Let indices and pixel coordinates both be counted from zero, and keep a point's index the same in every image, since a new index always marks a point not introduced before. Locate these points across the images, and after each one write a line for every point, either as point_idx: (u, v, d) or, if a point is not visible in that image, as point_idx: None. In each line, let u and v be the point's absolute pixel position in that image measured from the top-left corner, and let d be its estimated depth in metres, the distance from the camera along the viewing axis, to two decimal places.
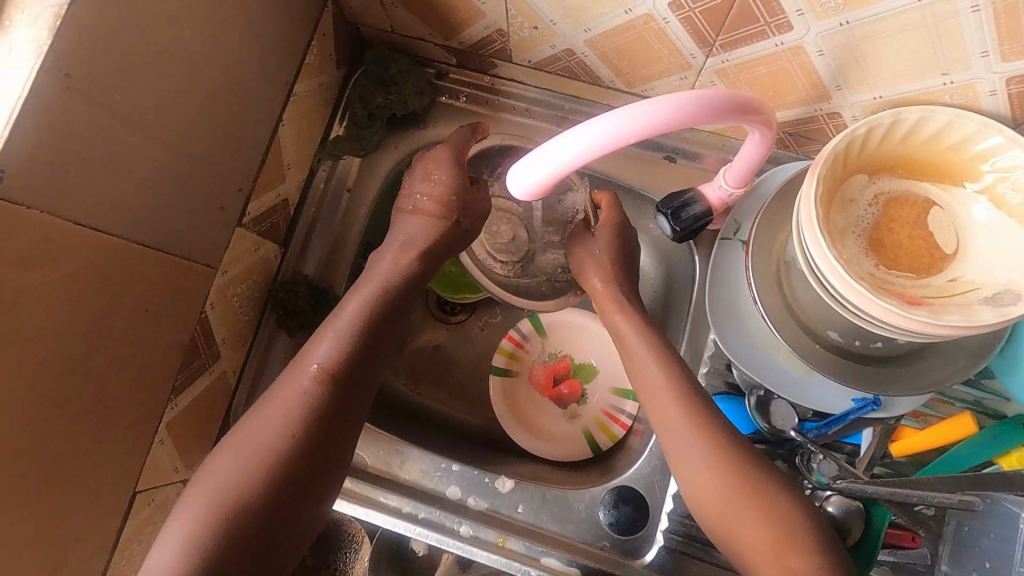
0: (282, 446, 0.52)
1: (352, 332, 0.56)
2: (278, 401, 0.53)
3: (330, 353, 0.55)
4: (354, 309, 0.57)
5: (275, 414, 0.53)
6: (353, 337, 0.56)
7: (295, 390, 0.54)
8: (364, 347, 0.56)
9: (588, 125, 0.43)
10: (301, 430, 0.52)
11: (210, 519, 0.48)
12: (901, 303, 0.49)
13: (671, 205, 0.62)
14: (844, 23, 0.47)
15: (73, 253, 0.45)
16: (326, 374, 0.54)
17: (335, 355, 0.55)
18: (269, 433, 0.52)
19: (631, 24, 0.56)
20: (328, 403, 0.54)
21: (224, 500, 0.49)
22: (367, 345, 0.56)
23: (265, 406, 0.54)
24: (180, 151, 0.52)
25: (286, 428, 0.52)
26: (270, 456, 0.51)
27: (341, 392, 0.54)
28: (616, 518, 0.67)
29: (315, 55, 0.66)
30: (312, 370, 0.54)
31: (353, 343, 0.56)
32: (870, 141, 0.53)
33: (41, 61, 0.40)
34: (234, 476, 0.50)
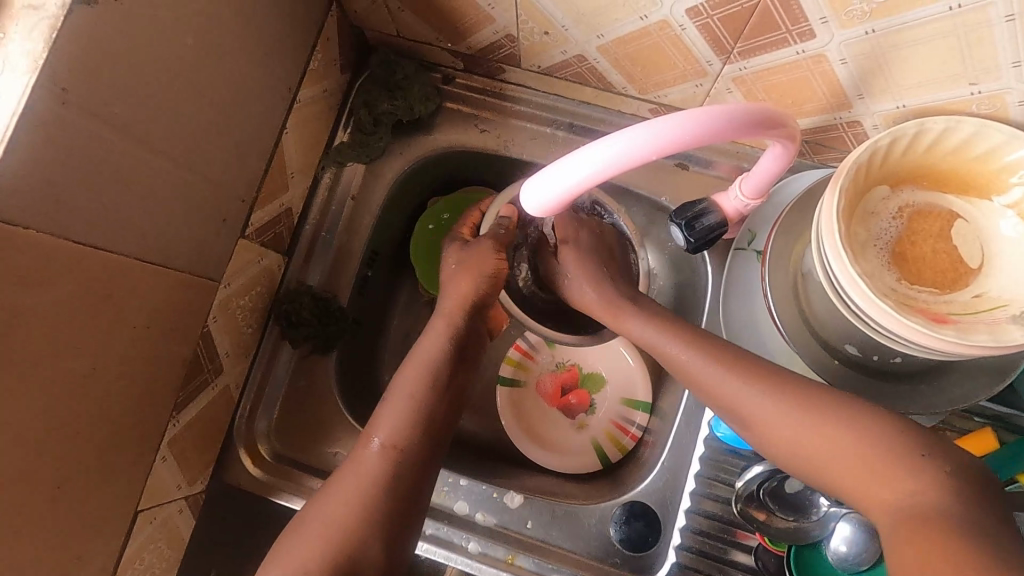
0: (352, 514, 0.52)
1: (411, 408, 0.59)
2: (349, 475, 0.55)
3: (394, 428, 0.57)
4: (415, 390, 0.60)
5: (349, 483, 0.54)
6: (420, 414, 0.58)
7: (382, 446, 0.56)
8: (427, 418, 0.59)
9: (607, 142, 0.41)
10: (369, 497, 0.53)
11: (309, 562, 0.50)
12: (927, 321, 0.47)
13: (684, 215, 0.60)
14: (870, 32, 0.46)
15: (72, 272, 0.43)
16: (390, 447, 0.56)
17: (398, 430, 0.57)
18: (363, 487, 0.54)
19: (646, 30, 0.54)
20: (394, 472, 0.55)
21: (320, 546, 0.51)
22: (435, 421, 0.59)
23: (360, 463, 0.56)
24: (182, 163, 0.50)
25: (355, 492, 0.54)
26: (338, 525, 0.52)
27: (406, 460, 0.56)
28: (627, 534, 0.66)
29: (319, 60, 0.65)
30: (376, 444, 0.57)
31: (417, 420, 0.58)
32: (892, 152, 0.51)
33: (35, 75, 0.38)
34: (334, 517, 0.52)
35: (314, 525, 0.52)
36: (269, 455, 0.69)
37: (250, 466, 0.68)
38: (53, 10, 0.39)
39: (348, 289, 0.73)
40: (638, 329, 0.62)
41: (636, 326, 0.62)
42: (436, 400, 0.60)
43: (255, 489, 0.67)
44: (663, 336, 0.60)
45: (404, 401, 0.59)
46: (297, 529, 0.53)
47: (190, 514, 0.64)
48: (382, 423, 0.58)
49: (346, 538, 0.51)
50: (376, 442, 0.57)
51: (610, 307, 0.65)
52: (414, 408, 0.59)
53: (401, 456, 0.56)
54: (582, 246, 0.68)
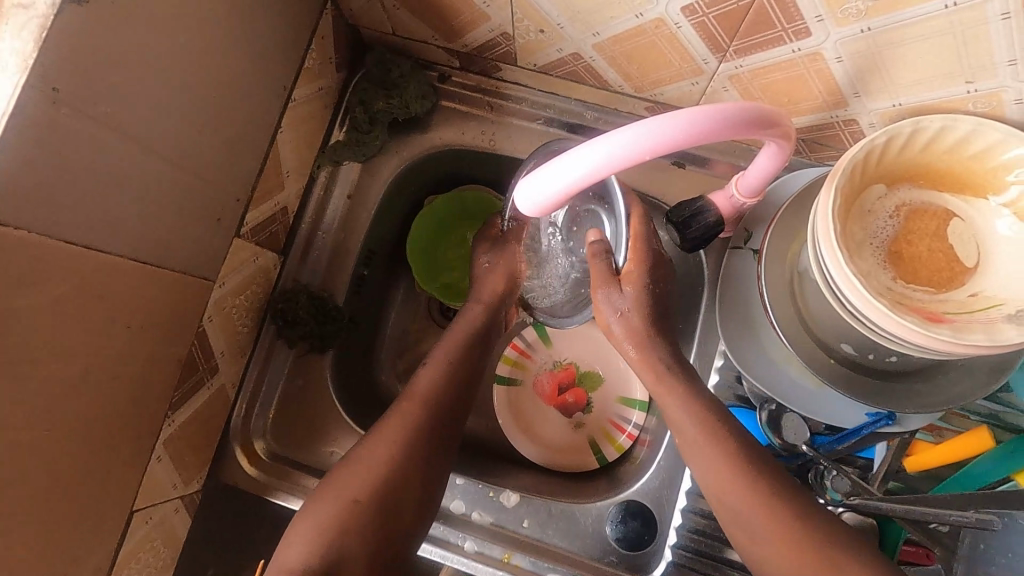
0: (392, 461, 0.57)
1: (444, 370, 0.63)
2: (388, 426, 0.59)
3: (429, 386, 0.62)
4: (447, 354, 0.65)
5: (389, 435, 0.59)
6: (451, 373, 0.63)
7: (417, 402, 0.61)
8: (460, 379, 0.64)
9: (600, 142, 0.41)
10: (405, 447, 0.58)
11: (344, 500, 0.55)
12: (923, 321, 0.47)
13: (681, 213, 0.60)
14: (865, 30, 0.45)
15: (64, 272, 0.43)
16: (424, 401, 0.61)
17: (432, 386, 0.62)
18: (398, 441, 0.58)
19: (642, 28, 0.54)
20: (427, 426, 0.60)
21: (354, 489, 0.55)
22: (464, 382, 0.64)
23: (399, 420, 0.60)
24: (174, 162, 0.50)
25: (392, 443, 0.58)
26: (376, 473, 0.56)
27: (439, 414, 0.61)
28: (624, 533, 0.66)
29: (314, 58, 0.64)
30: (411, 398, 0.61)
31: (450, 378, 0.63)
32: (888, 151, 0.51)
33: (26, 75, 0.38)
34: (372, 465, 0.57)
35: (352, 471, 0.57)
36: (266, 454, 0.69)
37: (246, 465, 0.68)
38: (43, 9, 0.38)
39: (344, 288, 0.73)
40: (680, 414, 0.57)
41: (677, 408, 0.57)
42: (465, 365, 0.65)
43: (252, 488, 0.67)
44: (687, 414, 0.57)
45: (440, 363, 0.64)
46: (335, 476, 0.57)
47: (186, 513, 0.64)
48: (420, 379, 0.62)
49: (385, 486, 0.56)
50: (412, 395, 0.61)
51: (649, 369, 0.60)
52: (448, 366, 0.64)
53: (431, 416, 0.60)
54: (643, 271, 0.60)
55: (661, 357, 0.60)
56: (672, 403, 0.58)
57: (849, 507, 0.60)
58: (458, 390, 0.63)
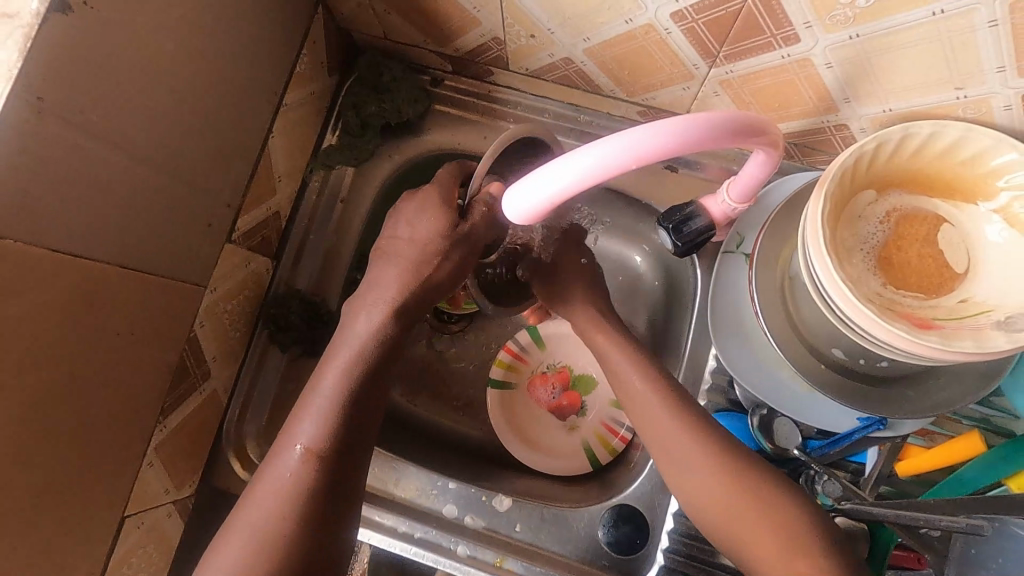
0: (278, 528, 0.48)
1: (337, 409, 0.53)
2: (269, 482, 0.50)
3: (319, 431, 0.51)
4: (340, 376, 0.54)
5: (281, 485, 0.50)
6: (341, 411, 0.53)
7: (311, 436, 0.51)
8: (358, 394, 0.54)
9: (584, 151, 0.41)
10: (292, 513, 0.49)
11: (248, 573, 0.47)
12: (912, 327, 0.47)
13: (672, 220, 0.60)
14: (853, 36, 0.45)
15: (52, 280, 0.43)
16: (313, 452, 0.51)
17: (322, 433, 0.52)
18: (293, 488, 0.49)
19: (632, 34, 0.54)
20: (319, 483, 0.50)
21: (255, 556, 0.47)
22: (359, 411, 0.54)
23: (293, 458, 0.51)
24: (162, 169, 0.50)
25: (274, 508, 0.49)
26: (265, 541, 0.48)
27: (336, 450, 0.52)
28: (615, 537, 0.66)
29: (306, 63, 0.64)
30: (298, 449, 0.51)
31: (341, 419, 0.52)
32: (878, 157, 0.51)
33: (11, 84, 0.38)
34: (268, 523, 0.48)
35: (233, 542, 0.49)
36: (257, 459, 0.69)
37: (239, 470, 0.67)
38: (28, 18, 0.38)
39: (337, 293, 0.73)
40: (624, 367, 0.61)
41: (617, 357, 0.62)
42: (362, 398, 0.54)
43: (244, 493, 0.67)
44: (631, 369, 0.61)
45: (332, 386, 0.53)
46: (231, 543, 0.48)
47: (178, 518, 0.64)
48: (305, 425, 0.52)
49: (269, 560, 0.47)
50: (301, 450, 0.51)
51: (591, 321, 0.65)
52: (336, 404, 0.53)
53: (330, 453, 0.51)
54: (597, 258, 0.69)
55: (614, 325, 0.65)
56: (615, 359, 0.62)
57: (841, 513, 0.60)
58: (349, 430, 0.53)
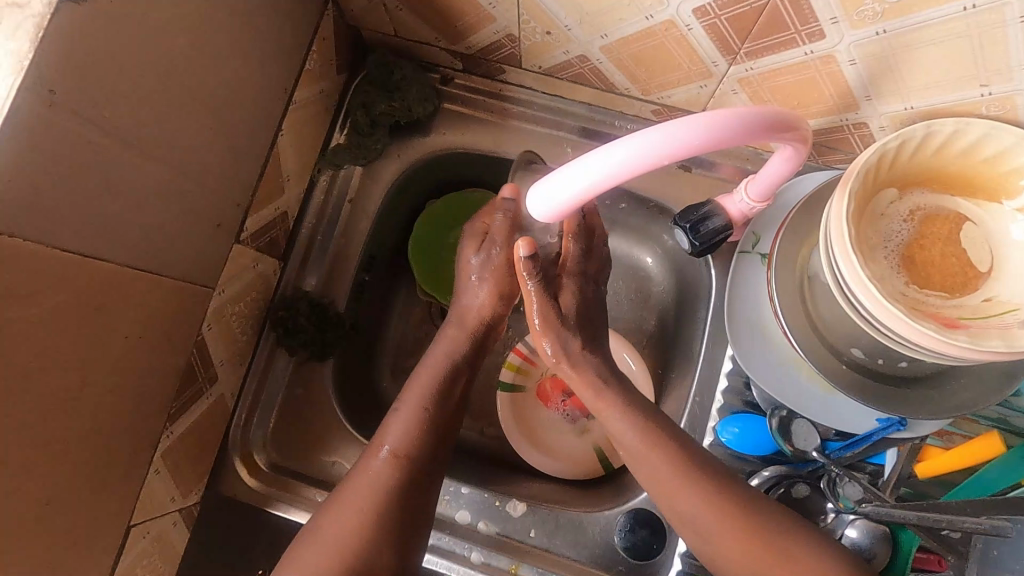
0: (367, 525, 0.52)
1: (423, 418, 0.57)
2: (356, 484, 0.54)
3: (404, 436, 0.56)
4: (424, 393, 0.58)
5: (356, 495, 0.53)
6: (428, 417, 0.57)
7: (400, 435, 0.56)
8: (437, 414, 0.58)
9: (616, 147, 0.40)
10: (373, 516, 0.52)
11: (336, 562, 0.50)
12: (939, 327, 0.46)
13: (689, 218, 0.59)
14: (880, 33, 0.45)
15: (62, 281, 0.42)
16: (399, 457, 0.55)
17: (406, 439, 0.56)
18: (371, 496, 0.53)
19: (651, 30, 0.53)
20: (403, 482, 0.54)
21: (335, 555, 0.51)
22: (447, 412, 0.59)
23: (373, 470, 0.54)
24: (174, 168, 0.49)
25: (366, 506, 0.53)
26: (353, 538, 0.51)
27: (415, 468, 0.55)
28: (633, 542, 0.64)
29: (315, 60, 0.63)
30: (384, 453, 0.55)
31: (425, 425, 0.57)
32: (901, 155, 0.50)
33: (21, 77, 0.37)
34: (352, 525, 0.52)
35: (321, 537, 0.52)
36: (266, 466, 0.67)
37: (245, 476, 0.66)
38: (39, 8, 0.37)
39: (345, 295, 0.71)
40: (619, 423, 0.58)
41: (615, 419, 0.58)
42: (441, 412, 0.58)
43: (251, 500, 0.66)
44: (624, 422, 0.57)
45: (415, 411, 0.57)
46: (314, 534, 0.53)
47: (183, 526, 0.62)
48: (390, 432, 0.57)
49: (355, 550, 0.51)
50: (389, 455, 0.55)
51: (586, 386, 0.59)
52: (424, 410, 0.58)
53: (412, 465, 0.55)
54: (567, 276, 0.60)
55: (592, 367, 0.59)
56: (613, 417, 0.58)
57: (861, 515, 0.59)
58: (433, 443, 0.57)
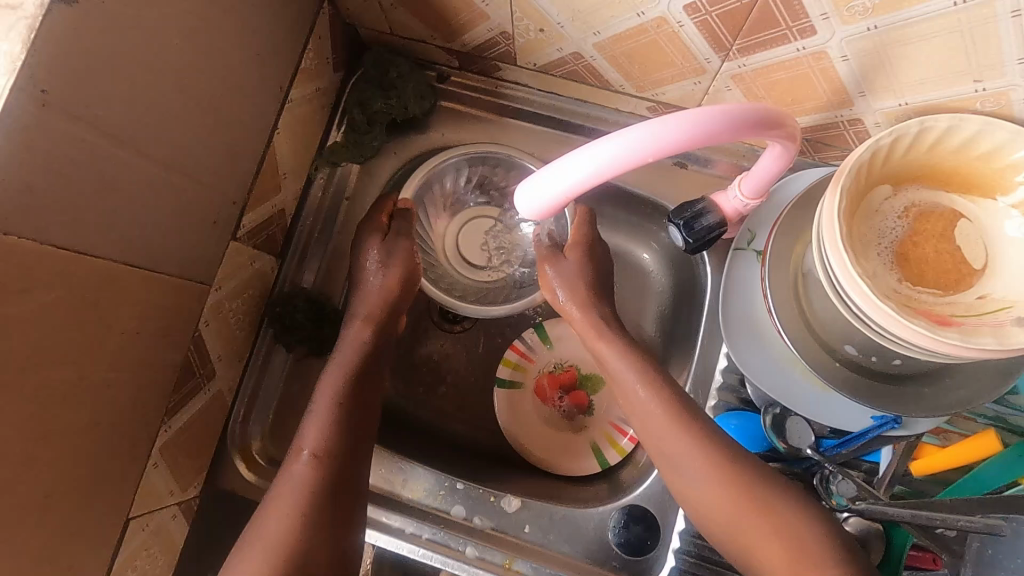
0: (291, 539, 0.53)
1: (337, 411, 0.60)
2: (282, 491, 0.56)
3: (320, 436, 0.58)
4: (339, 381, 0.62)
5: (279, 505, 0.55)
6: (341, 408, 0.60)
7: (318, 428, 0.59)
8: (356, 406, 0.62)
9: (598, 146, 0.40)
10: (298, 527, 0.54)
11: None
12: (930, 324, 0.46)
13: (683, 215, 0.59)
14: (872, 28, 0.44)
15: (58, 278, 0.43)
16: (319, 456, 0.57)
17: (322, 438, 0.58)
18: (294, 504, 0.55)
19: (644, 27, 0.53)
20: (323, 483, 0.56)
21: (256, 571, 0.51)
22: (355, 399, 0.62)
23: (293, 475, 0.56)
24: (170, 166, 0.50)
25: (286, 515, 0.54)
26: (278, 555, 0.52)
27: (334, 466, 0.57)
28: (626, 538, 0.65)
29: (311, 59, 0.64)
30: (305, 456, 0.57)
31: (339, 415, 0.60)
32: (895, 151, 0.50)
33: (15, 77, 0.37)
34: (275, 539, 0.53)
35: (251, 550, 0.53)
36: (263, 460, 0.68)
37: (244, 471, 0.67)
38: (31, 9, 0.38)
39: (342, 291, 0.72)
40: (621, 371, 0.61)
41: (614, 359, 0.61)
42: (353, 407, 0.61)
43: (250, 494, 0.67)
44: (635, 373, 0.60)
45: (325, 411, 0.60)
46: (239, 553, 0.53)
47: (183, 519, 0.63)
48: (307, 431, 0.59)
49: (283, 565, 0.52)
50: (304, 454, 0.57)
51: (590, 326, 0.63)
52: (337, 397, 0.61)
53: (328, 465, 0.57)
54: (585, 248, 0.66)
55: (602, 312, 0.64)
56: (613, 358, 0.62)
57: (855, 512, 0.58)
58: (353, 432, 0.61)
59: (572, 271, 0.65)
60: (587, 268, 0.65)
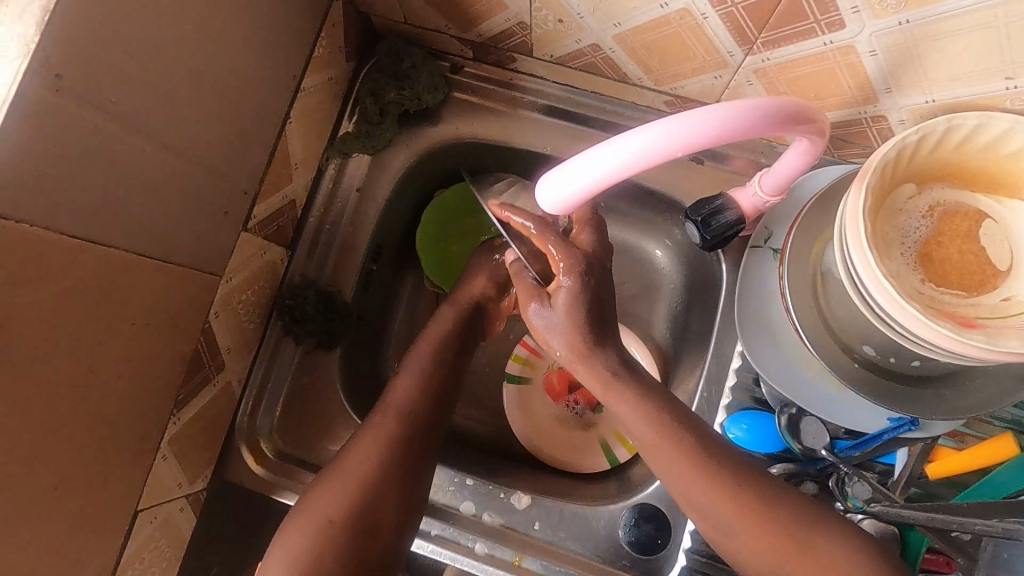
0: (371, 479, 0.56)
1: (425, 377, 0.62)
2: (363, 439, 0.58)
3: (406, 394, 0.61)
4: (428, 350, 0.64)
5: (365, 450, 0.57)
6: (427, 376, 0.62)
7: (408, 389, 0.61)
8: (442, 370, 0.64)
9: (625, 140, 0.39)
10: (377, 475, 0.56)
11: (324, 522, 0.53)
12: (955, 326, 0.45)
13: (700, 212, 0.58)
14: (903, 22, 0.43)
15: (68, 267, 0.42)
16: (403, 413, 0.60)
17: (409, 396, 0.61)
18: (373, 457, 0.57)
19: (666, 18, 0.52)
20: (405, 435, 0.58)
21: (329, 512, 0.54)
22: (444, 369, 0.64)
23: (380, 427, 0.59)
24: (182, 155, 0.49)
25: (373, 460, 0.56)
26: (356, 496, 0.54)
27: (418, 423, 0.60)
28: (637, 536, 0.64)
29: (324, 47, 0.63)
30: (390, 410, 0.60)
31: (426, 381, 0.62)
32: (921, 149, 0.49)
33: (27, 61, 0.36)
34: (360, 481, 0.55)
35: (328, 490, 0.55)
36: (272, 454, 0.67)
37: (252, 464, 0.66)
38: None
39: (352, 284, 0.71)
40: (629, 416, 0.55)
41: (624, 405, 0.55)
42: (440, 369, 0.63)
43: (259, 488, 0.66)
44: (639, 410, 0.55)
45: (417, 372, 0.63)
46: (313, 498, 0.55)
47: (191, 512, 0.63)
48: (397, 390, 0.62)
49: (359, 508, 0.54)
50: (388, 406, 0.60)
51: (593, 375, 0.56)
52: (426, 365, 0.63)
53: (414, 423, 0.60)
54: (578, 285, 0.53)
55: (607, 362, 0.55)
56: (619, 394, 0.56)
57: (870, 515, 0.58)
58: (438, 394, 0.62)
59: (562, 320, 0.55)
60: (580, 314, 0.54)
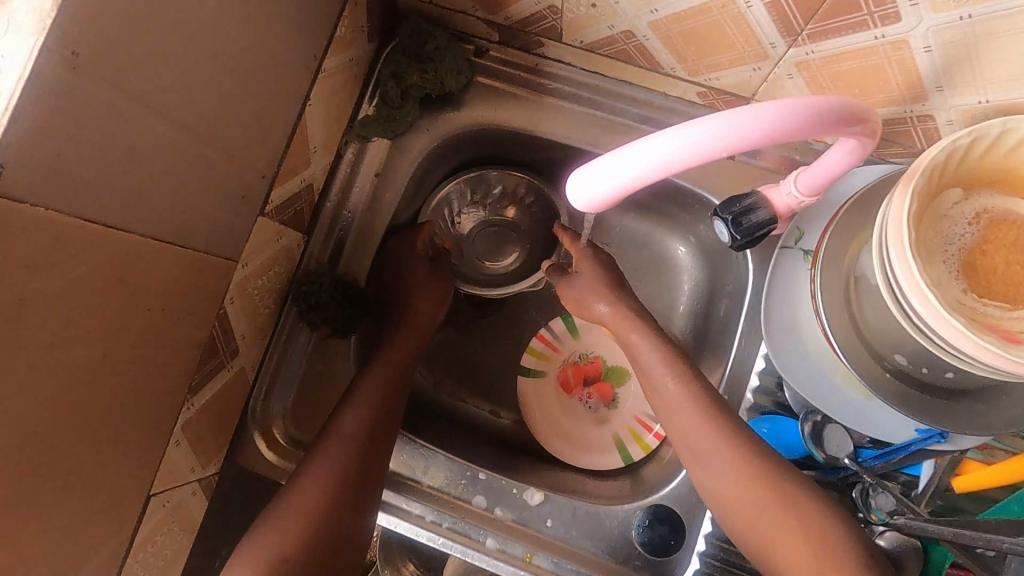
0: (321, 505, 0.58)
1: (378, 406, 0.63)
2: (315, 466, 0.60)
3: (358, 420, 0.62)
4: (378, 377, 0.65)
5: (314, 476, 0.59)
6: (377, 402, 0.63)
7: (355, 415, 0.62)
8: (390, 399, 0.65)
9: (670, 136, 0.37)
10: (327, 503, 0.58)
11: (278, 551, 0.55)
12: (1001, 340, 0.43)
13: (732, 209, 0.55)
14: (965, 17, 0.41)
15: (84, 252, 0.41)
16: (351, 437, 0.61)
17: (359, 421, 0.62)
18: (324, 484, 0.58)
19: (706, 6, 0.49)
20: (356, 460, 0.60)
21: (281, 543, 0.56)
22: (391, 396, 0.65)
23: (330, 453, 0.60)
24: (200, 137, 0.47)
25: (320, 486, 0.58)
26: (305, 527, 0.56)
27: (370, 447, 0.61)
28: (651, 537, 0.63)
29: (347, 27, 0.60)
30: (340, 435, 0.61)
31: (374, 408, 0.63)
32: (970, 154, 0.46)
33: (44, 37, 0.35)
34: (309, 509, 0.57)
35: (278, 520, 0.57)
36: (285, 440, 0.67)
37: (266, 451, 0.66)
38: None
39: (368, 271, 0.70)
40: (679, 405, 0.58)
41: (648, 354, 0.61)
42: (388, 397, 0.64)
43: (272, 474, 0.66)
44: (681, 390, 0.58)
45: (369, 399, 0.64)
46: (266, 524, 0.57)
47: (203, 496, 0.63)
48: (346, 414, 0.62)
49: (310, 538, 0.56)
50: (340, 433, 0.61)
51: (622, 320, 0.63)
52: (378, 394, 0.64)
53: (362, 451, 0.61)
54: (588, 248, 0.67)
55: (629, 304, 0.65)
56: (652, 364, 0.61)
57: (893, 527, 0.57)
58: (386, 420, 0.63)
59: (585, 277, 0.66)
60: (599, 269, 0.66)
